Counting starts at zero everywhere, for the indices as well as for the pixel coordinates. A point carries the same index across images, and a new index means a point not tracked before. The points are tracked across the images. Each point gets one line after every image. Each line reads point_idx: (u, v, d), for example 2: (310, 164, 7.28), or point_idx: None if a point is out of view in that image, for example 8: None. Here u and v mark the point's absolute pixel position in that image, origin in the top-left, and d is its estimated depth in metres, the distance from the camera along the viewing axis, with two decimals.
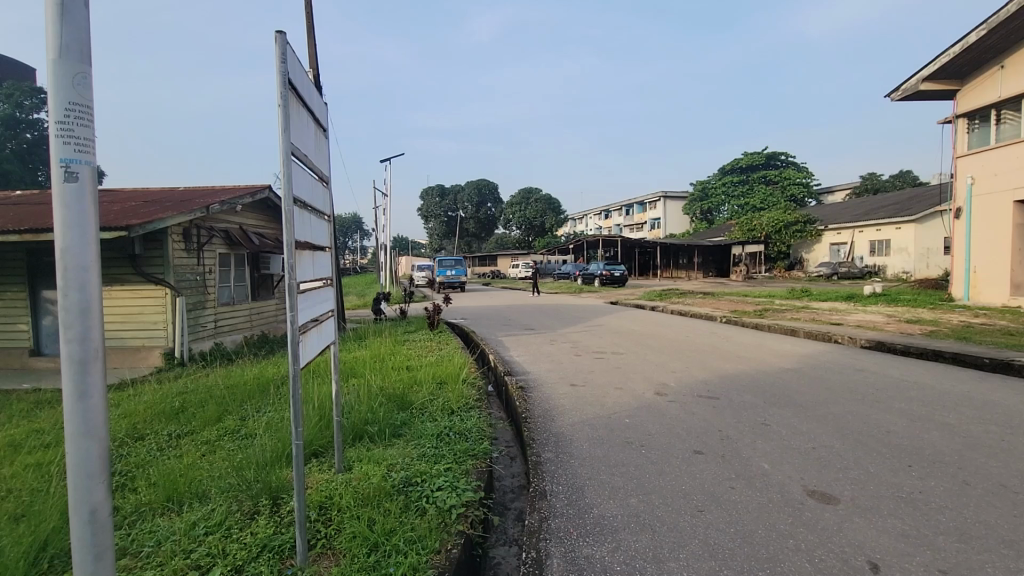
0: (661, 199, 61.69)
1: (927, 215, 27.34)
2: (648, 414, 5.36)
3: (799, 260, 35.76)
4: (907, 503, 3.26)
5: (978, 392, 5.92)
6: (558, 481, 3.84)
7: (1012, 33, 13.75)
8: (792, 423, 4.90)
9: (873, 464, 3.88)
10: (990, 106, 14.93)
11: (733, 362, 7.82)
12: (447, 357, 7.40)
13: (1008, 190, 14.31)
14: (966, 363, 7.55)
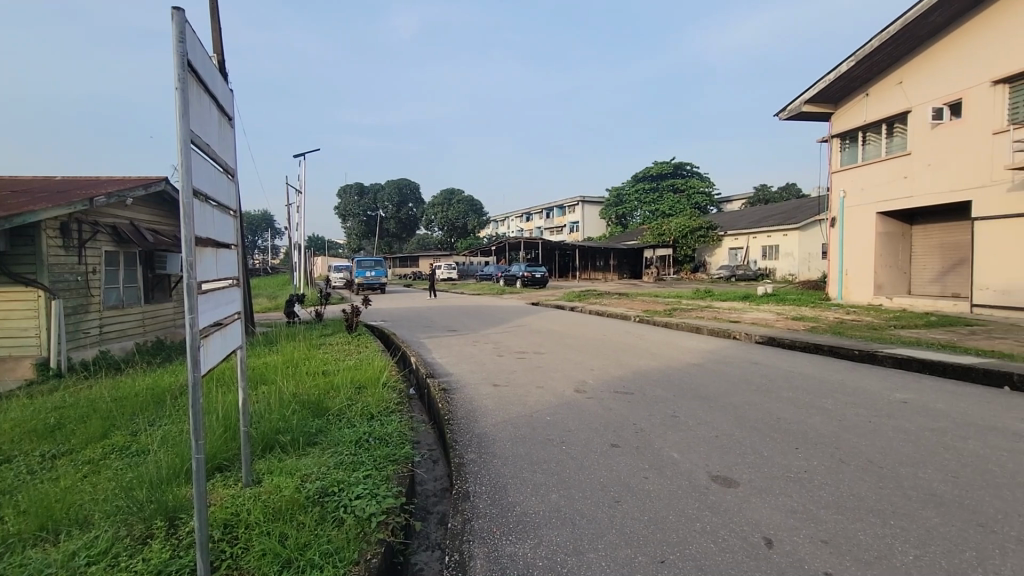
0: (579, 203, 63.97)
1: (810, 224, 30.49)
2: (568, 411, 5.53)
3: (703, 263, 38.61)
4: (795, 482, 3.64)
5: (850, 380, 6.73)
6: (481, 481, 3.86)
7: (874, 66, 15.83)
8: (698, 414, 5.28)
9: (767, 449, 4.27)
10: (857, 129, 17.07)
11: (646, 359, 8.27)
12: (367, 361, 7.16)
13: (873, 202, 16.37)
14: (840, 354, 8.54)
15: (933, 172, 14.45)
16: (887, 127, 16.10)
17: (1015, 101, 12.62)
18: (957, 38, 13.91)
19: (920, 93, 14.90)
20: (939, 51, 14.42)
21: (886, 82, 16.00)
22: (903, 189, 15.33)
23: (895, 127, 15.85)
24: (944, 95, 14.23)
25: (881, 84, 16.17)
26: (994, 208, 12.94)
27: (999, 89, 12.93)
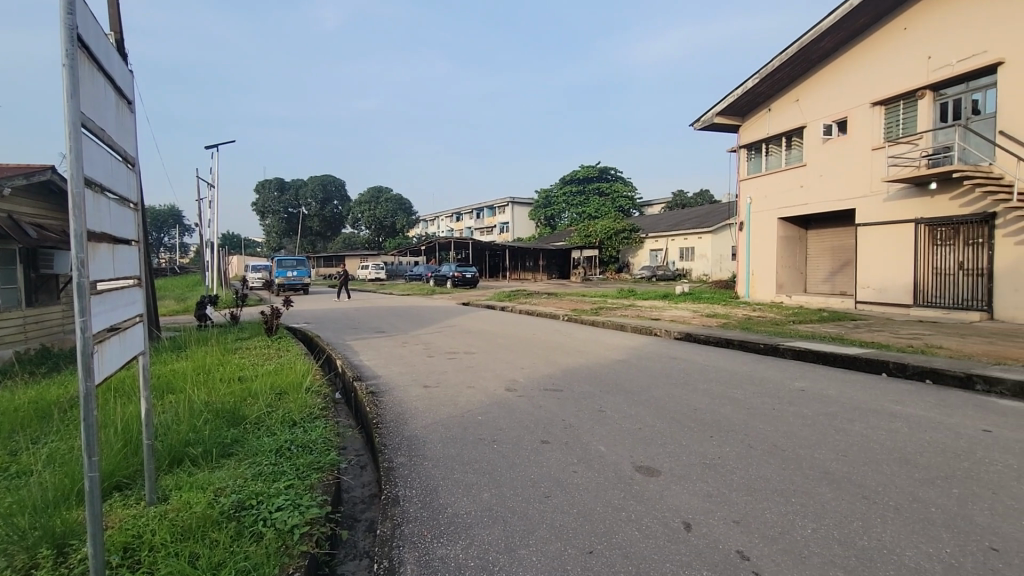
0: (509, 204, 64.47)
1: (722, 228, 32.72)
2: (499, 410, 5.57)
3: (626, 264, 40.29)
4: (710, 468, 3.90)
5: (757, 372, 7.31)
6: (411, 485, 3.79)
7: (775, 83, 17.31)
8: (623, 408, 5.52)
9: (685, 438, 4.55)
10: (762, 140, 18.58)
11: (574, 357, 8.50)
12: (288, 365, 6.80)
13: (775, 209, 17.89)
14: (748, 348, 9.25)
15: (824, 182, 16.03)
16: (787, 140, 17.66)
17: (890, 121, 14.29)
18: (844, 63, 15.51)
19: (814, 110, 16.47)
20: (829, 73, 16.01)
21: (786, 99, 17.55)
22: (800, 197, 16.86)
23: (793, 140, 17.41)
24: (833, 113, 15.82)
25: (781, 101, 17.70)
26: (874, 216, 14.56)
27: (877, 110, 14.57)
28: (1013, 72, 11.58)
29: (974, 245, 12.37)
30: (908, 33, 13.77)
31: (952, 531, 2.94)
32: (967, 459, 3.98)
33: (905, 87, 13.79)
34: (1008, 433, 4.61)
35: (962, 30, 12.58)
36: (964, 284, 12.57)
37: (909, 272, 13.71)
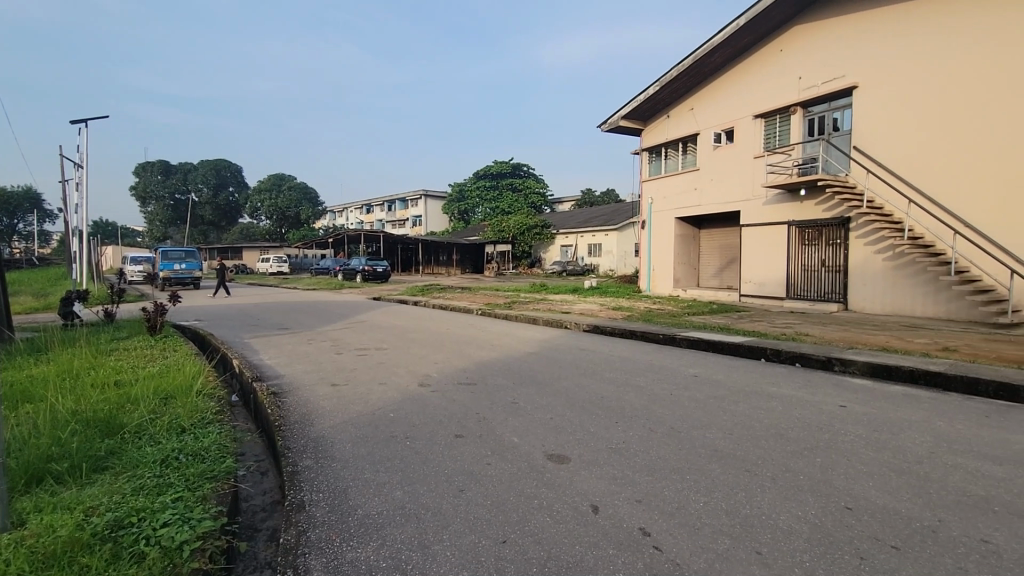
0: (421, 197, 63.28)
1: (626, 226, 34.59)
2: (411, 406, 5.48)
3: (538, 259, 41.28)
4: (616, 452, 4.13)
5: (657, 360, 7.85)
6: (317, 489, 3.62)
7: (674, 91, 18.56)
8: (535, 399, 5.67)
9: (593, 425, 4.77)
10: (661, 145, 19.87)
11: (488, 350, 8.57)
12: (175, 366, 6.18)
13: (672, 209, 19.24)
14: (649, 338, 9.89)
15: (714, 186, 17.50)
16: (683, 146, 19.04)
17: (769, 133, 15.90)
18: (731, 77, 17.01)
19: (706, 119, 17.89)
20: (719, 86, 17.47)
21: (682, 107, 18.89)
22: (694, 199, 18.28)
23: (689, 146, 18.82)
24: (722, 122, 17.29)
25: (679, 108, 19.04)
26: (755, 217, 16.16)
27: (758, 122, 16.15)
28: (864, 95, 13.37)
29: (834, 245, 14.13)
30: (783, 55, 15.39)
31: (816, 494, 3.37)
32: (828, 431, 4.57)
33: (781, 103, 15.42)
34: (860, 408, 5.35)
35: (824, 55, 14.30)
36: (824, 279, 14.35)
37: (782, 269, 15.41)
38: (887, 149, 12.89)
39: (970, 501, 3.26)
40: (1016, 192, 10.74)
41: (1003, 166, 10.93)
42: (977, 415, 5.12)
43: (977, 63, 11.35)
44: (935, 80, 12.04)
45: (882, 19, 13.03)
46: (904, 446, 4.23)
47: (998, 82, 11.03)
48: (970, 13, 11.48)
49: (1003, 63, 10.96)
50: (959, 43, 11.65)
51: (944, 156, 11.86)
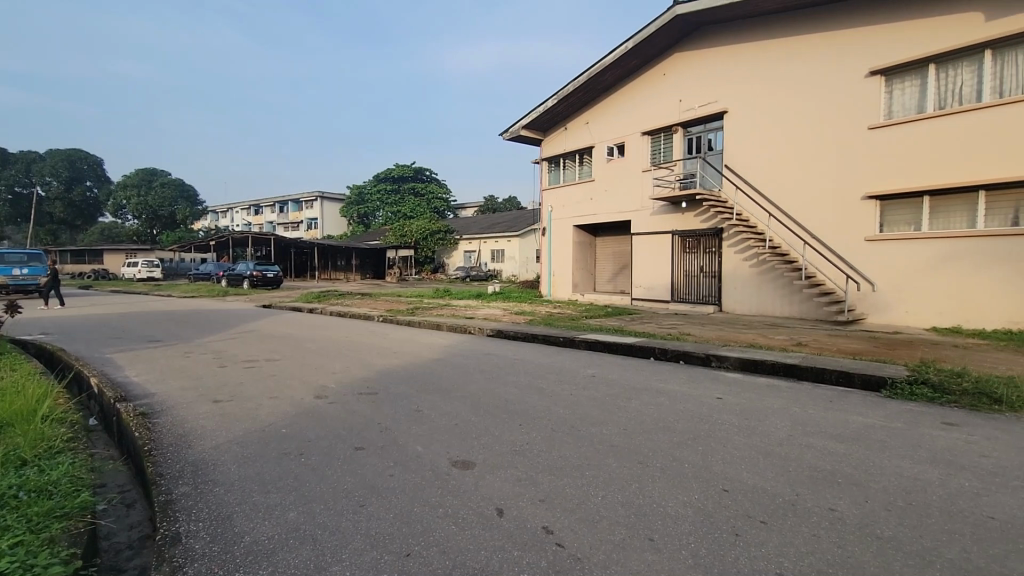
0: (317, 199, 60.04)
1: (528, 232, 35.48)
2: (306, 420, 5.16)
3: (442, 264, 40.97)
4: (519, 454, 4.22)
5: (558, 362, 8.14)
6: (197, 518, 3.28)
7: (571, 105, 19.43)
8: (439, 405, 5.62)
9: (498, 429, 4.83)
10: (560, 155, 20.70)
11: (389, 358, 8.33)
12: (13, 389, 5.26)
13: (570, 217, 20.12)
14: (550, 341, 10.22)
15: (608, 196, 18.58)
16: (579, 157, 20.00)
17: (654, 149, 17.23)
18: (622, 95, 18.19)
19: (600, 133, 18.95)
20: (611, 102, 18.60)
21: (579, 120, 19.83)
22: (590, 208, 19.26)
23: (585, 157, 19.82)
24: (614, 137, 18.42)
25: (575, 122, 19.97)
26: (644, 227, 17.40)
27: (645, 138, 17.43)
28: (734, 119, 14.99)
29: (710, 253, 15.61)
30: (666, 78, 16.78)
31: (698, 480, 3.70)
32: (708, 422, 5.04)
33: (665, 122, 16.77)
34: (734, 399, 5.96)
35: (701, 81, 15.81)
36: (703, 283, 15.82)
37: (668, 274, 16.74)
38: (753, 168, 14.57)
39: (820, 475, 3.77)
40: (849, 210, 12.66)
41: (840, 187, 12.83)
42: (825, 401, 5.93)
43: (820, 98, 13.22)
44: (788, 110, 13.84)
45: (747, 53, 14.69)
46: (769, 431, 4.79)
47: (835, 115, 12.93)
48: (814, 54, 13.32)
49: (839, 100, 12.86)
50: (806, 79, 13.48)
51: (796, 176, 13.67)
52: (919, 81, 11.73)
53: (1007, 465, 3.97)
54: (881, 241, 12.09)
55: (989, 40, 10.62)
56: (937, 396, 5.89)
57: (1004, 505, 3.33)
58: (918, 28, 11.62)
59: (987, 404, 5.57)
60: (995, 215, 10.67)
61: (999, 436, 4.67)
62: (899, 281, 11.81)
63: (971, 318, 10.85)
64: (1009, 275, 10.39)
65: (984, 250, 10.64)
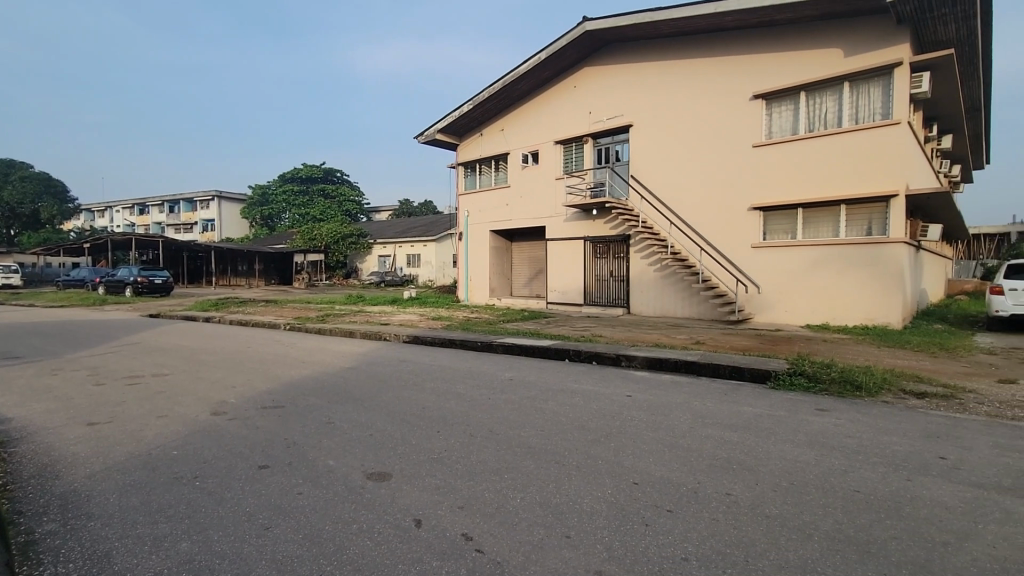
0: (214, 199, 55.48)
1: (444, 237, 35.16)
2: (201, 439, 4.72)
3: (355, 269, 39.50)
4: (437, 462, 4.15)
5: (475, 367, 8.14)
6: (66, 558, 2.88)
7: (486, 111, 19.59)
8: (352, 416, 5.39)
9: (414, 438, 4.72)
10: (476, 161, 20.81)
11: (298, 368, 7.87)
12: None
13: (487, 222, 20.26)
14: (468, 346, 10.20)
15: (523, 202, 18.95)
16: (495, 163, 20.22)
17: (566, 158, 17.84)
18: (535, 104, 18.66)
19: (514, 140, 19.28)
20: (525, 111, 19.02)
21: (494, 127, 20.05)
22: (506, 213, 19.53)
23: (500, 164, 20.09)
24: (528, 144, 18.84)
25: (491, 128, 20.17)
26: (557, 233, 17.95)
27: (557, 147, 18.00)
28: (638, 132, 15.92)
29: (619, 258, 16.43)
30: (577, 90, 17.47)
31: (611, 475, 3.86)
32: (619, 419, 5.28)
33: (576, 132, 17.44)
34: (642, 396, 6.30)
35: (608, 95, 16.63)
36: (613, 287, 16.59)
37: (580, 278, 17.39)
38: (656, 178, 15.55)
39: (717, 463, 4.09)
40: (739, 219, 13.90)
41: (730, 198, 14.07)
42: (721, 394, 6.44)
43: (713, 116, 14.40)
44: (686, 126, 14.95)
45: (649, 71, 15.67)
46: (674, 424, 5.11)
47: (725, 133, 14.16)
48: (706, 76, 14.49)
49: (729, 119, 14.10)
50: (700, 99, 14.62)
51: (692, 188, 14.80)
52: (793, 106, 13.17)
53: (867, 444, 4.55)
54: (765, 248, 13.40)
55: (847, 74, 12.16)
56: (812, 385, 6.62)
57: (866, 478, 3.81)
58: (791, 59, 13.04)
59: (852, 391, 6.36)
60: (854, 226, 12.25)
61: (861, 419, 5.34)
62: (780, 284, 13.15)
63: (837, 316, 12.34)
64: (865, 278, 11.95)
65: (846, 256, 12.17)
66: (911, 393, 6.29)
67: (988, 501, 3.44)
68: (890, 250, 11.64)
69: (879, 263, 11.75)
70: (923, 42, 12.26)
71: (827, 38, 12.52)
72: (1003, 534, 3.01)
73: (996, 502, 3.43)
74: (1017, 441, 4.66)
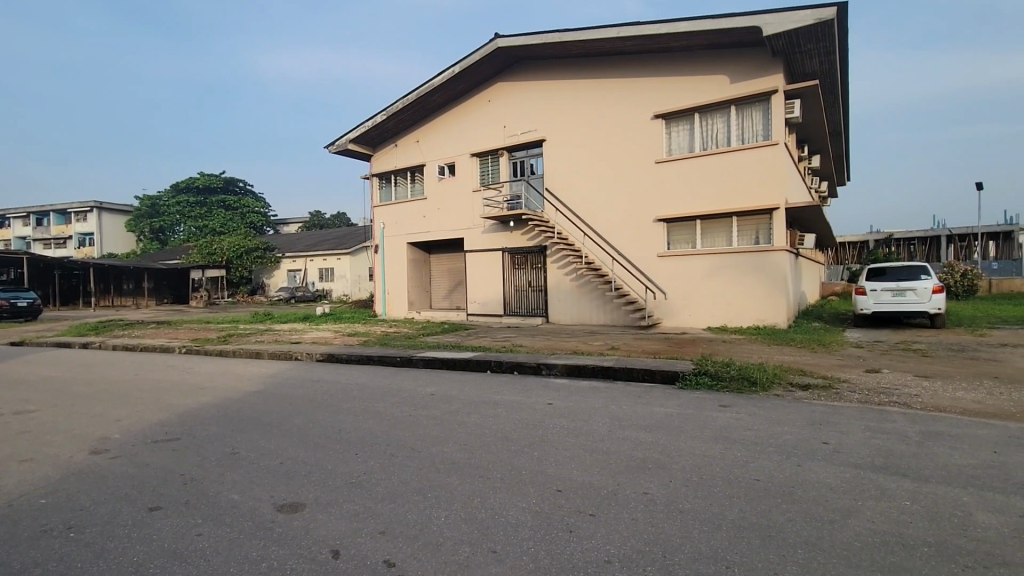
0: (92, 210, 49.67)
1: (359, 250, 33.97)
2: (78, 483, 4.14)
3: (261, 285, 37.13)
4: (356, 486, 3.95)
5: (394, 383, 7.90)
6: None
7: (400, 122, 19.27)
8: (260, 444, 5.00)
9: (329, 462, 4.47)
10: (391, 172, 20.40)
11: (194, 395, 7.17)
12: None
13: (404, 234, 19.89)
14: (387, 361, 9.88)
15: (440, 214, 18.83)
16: (411, 175, 19.95)
17: (483, 170, 18.00)
18: (450, 117, 18.68)
19: (430, 152, 19.14)
20: (440, 123, 18.97)
21: (409, 138, 19.80)
22: (423, 226, 19.30)
23: (416, 175, 19.84)
24: (444, 156, 18.78)
25: (406, 139, 19.89)
26: (476, 245, 18.00)
27: (473, 160, 18.11)
28: (550, 147, 16.43)
29: (537, 268, 16.76)
30: (490, 104, 17.73)
31: (535, 484, 3.88)
32: (541, 427, 5.35)
33: (491, 145, 17.65)
34: (562, 403, 6.44)
35: (521, 110, 17.03)
36: (531, 297, 16.89)
37: (499, 290, 17.55)
38: (569, 192, 16.11)
39: (635, 463, 4.27)
40: (646, 230, 14.74)
41: (638, 211, 14.88)
42: (636, 397, 6.75)
43: (619, 133, 15.21)
44: (595, 142, 15.66)
45: (558, 89, 16.28)
46: (593, 429, 5.26)
47: (630, 150, 15.02)
48: (611, 96, 15.31)
49: (633, 136, 14.98)
50: (607, 117, 15.40)
51: (603, 201, 15.50)
52: (689, 126, 14.26)
53: (763, 435, 4.97)
54: (670, 257, 14.32)
55: (734, 98, 13.40)
56: (714, 383, 7.13)
57: (765, 467, 4.15)
58: (686, 83, 14.11)
59: (748, 387, 6.94)
60: (744, 235, 13.45)
61: (757, 412, 5.83)
62: (684, 290, 14.09)
63: (734, 318, 13.42)
64: (756, 283, 13.13)
65: (738, 263, 13.33)
66: (796, 385, 6.98)
67: (864, 479, 3.88)
68: (775, 257, 12.88)
69: (767, 268, 12.98)
70: (794, 73, 13.80)
71: (717, 65, 13.70)
72: (877, 509, 3.40)
73: (871, 479, 3.87)
74: (883, 423, 5.33)
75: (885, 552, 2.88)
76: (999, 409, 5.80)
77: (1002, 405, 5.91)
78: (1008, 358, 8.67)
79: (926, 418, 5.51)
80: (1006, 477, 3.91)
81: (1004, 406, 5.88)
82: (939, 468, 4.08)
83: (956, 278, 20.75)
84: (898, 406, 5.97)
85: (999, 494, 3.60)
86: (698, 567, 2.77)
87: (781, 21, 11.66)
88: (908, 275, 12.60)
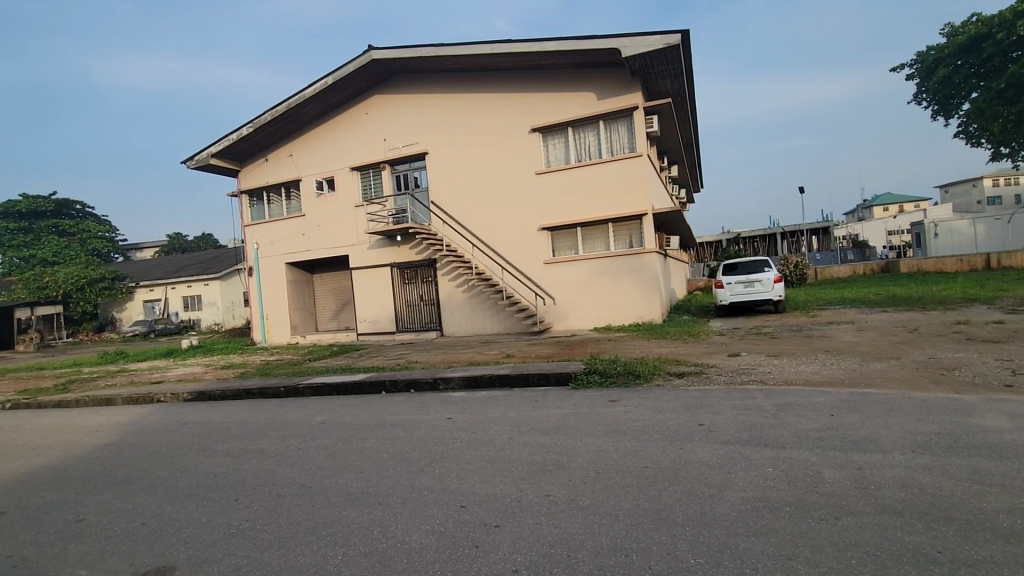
0: None
1: (229, 274, 30.91)
2: None
3: (110, 320, 32.56)
4: (236, 537, 3.55)
5: (279, 416, 7.26)
6: None
7: (270, 134, 17.95)
8: (115, 504, 4.32)
9: (203, 513, 3.98)
10: (262, 189, 18.92)
11: (25, 458, 5.97)
12: None
13: (281, 254, 18.52)
14: (270, 393, 9.06)
15: (321, 231, 17.83)
16: (285, 191, 18.69)
17: (364, 185, 17.41)
18: (326, 130, 17.82)
19: (306, 166, 18.10)
20: (314, 137, 18.01)
21: (281, 152, 18.55)
22: (302, 244, 18.14)
23: (291, 192, 18.62)
24: (321, 171, 17.85)
25: (277, 154, 18.59)
26: (361, 261, 17.33)
27: (354, 174, 17.44)
28: (433, 160, 16.32)
29: (427, 282, 16.56)
30: (368, 117, 17.21)
31: (437, 505, 3.78)
32: (441, 444, 5.25)
33: (371, 159, 17.13)
34: (461, 416, 6.39)
35: (400, 123, 16.74)
36: (424, 311, 16.60)
37: (390, 306, 17.02)
38: (455, 204, 16.14)
39: (534, 468, 4.35)
40: (532, 239, 15.23)
41: (524, 221, 15.32)
42: (532, 401, 6.91)
43: (500, 145, 15.57)
44: (477, 153, 15.85)
45: (437, 102, 16.27)
46: (493, 439, 5.28)
47: (512, 161, 15.45)
48: (490, 109, 15.63)
49: (513, 148, 15.44)
50: (487, 130, 15.70)
51: (488, 211, 15.71)
52: (564, 139, 15.04)
53: (649, 425, 5.34)
54: (556, 264, 14.92)
55: (601, 114, 14.38)
56: (604, 380, 7.55)
57: (652, 454, 4.46)
58: (558, 99, 14.86)
59: (633, 380, 7.44)
60: (620, 240, 14.48)
61: (642, 403, 6.27)
62: (570, 294, 14.76)
63: (617, 316, 14.34)
64: (634, 283, 14.16)
65: (617, 266, 14.29)
66: (673, 374, 7.63)
67: (734, 453, 4.34)
68: (648, 259, 14.00)
69: (641, 270, 14.06)
70: (651, 92, 15.19)
71: (583, 83, 14.63)
72: (747, 478, 3.82)
73: (739, 453, 4.34)
74: (746, 400, 6.01)
75: (758, 516, 3.24)
76: (831, 377, 6.86)
77: (833, 374, 6.99)
78: (834, 334, 10.30)
79: (778, 392, 6.33)
80: (841, 435, 4.61)
81: (835, 375, 6.96)
82: (792, 435, 4.68)
83: (791, 269, 24.18)
84: (756, 384, 6.78)
85: (838, 451, 4.23)
86: (601, 561, 2.88)
87: (635, 44, 12.79)
88: (755, 268, 14.43)
